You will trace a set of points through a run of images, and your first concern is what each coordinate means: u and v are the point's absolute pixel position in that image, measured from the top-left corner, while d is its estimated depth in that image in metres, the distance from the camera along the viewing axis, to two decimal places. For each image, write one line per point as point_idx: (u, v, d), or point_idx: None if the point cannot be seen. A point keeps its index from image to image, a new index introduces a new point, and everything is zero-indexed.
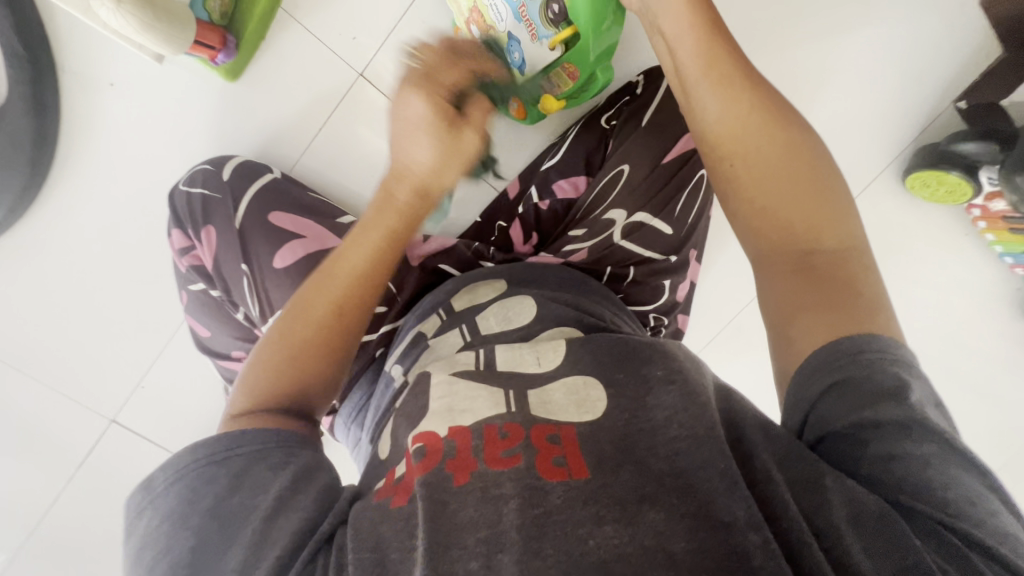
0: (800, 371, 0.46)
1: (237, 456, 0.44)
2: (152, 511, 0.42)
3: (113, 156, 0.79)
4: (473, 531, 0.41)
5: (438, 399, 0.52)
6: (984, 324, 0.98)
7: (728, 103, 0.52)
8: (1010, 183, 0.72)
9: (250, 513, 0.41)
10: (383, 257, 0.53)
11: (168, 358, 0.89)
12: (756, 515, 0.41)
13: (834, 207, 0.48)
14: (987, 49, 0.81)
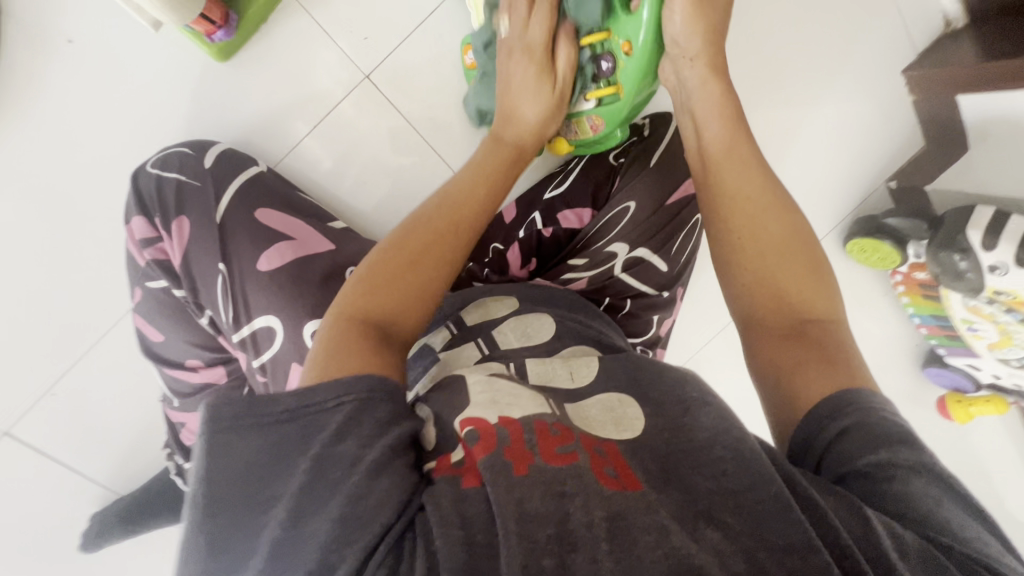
0: (812, 416, 0.43)
1: (346, 403, 0.37)
2: (243, 441, 0.35)
3: (58, 124, 0.69)
4: (544, 525, 0.34)
5: (477, 394, 0.45)
6: (890, 371, 1.16)
7: (745, 180, 0.54)
8: (936, 258, 0.87)
9: (354, 464, 0.35)
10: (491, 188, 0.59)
11: (89, 367, 0.77)
12: (813, 537, 0.34)
13: (821, 286, 0.50)
14: (913, 141, 0.98)
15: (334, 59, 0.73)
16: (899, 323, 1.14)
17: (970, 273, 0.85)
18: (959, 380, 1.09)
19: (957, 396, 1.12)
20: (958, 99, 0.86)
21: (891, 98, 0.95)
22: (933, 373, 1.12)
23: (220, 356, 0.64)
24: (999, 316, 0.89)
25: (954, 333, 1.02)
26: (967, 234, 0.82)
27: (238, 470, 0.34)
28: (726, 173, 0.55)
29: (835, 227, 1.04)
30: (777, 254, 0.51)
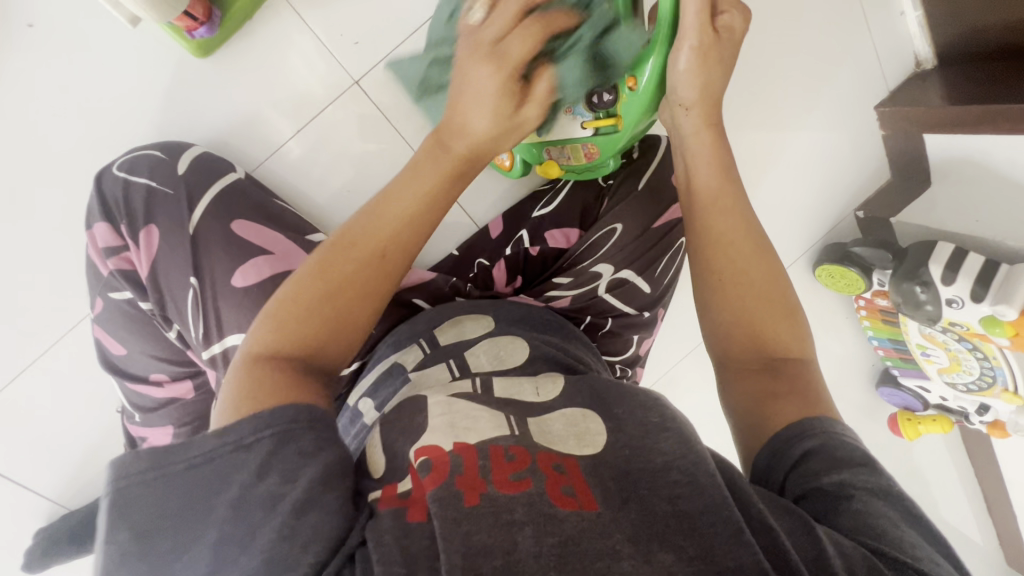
0: (778, 436, 0.46)
1: (264, 438, 0.36)
2: (161, 490, 0.34)
3: (22, 115, 0.67)
4: (489, 558, 0.34)
5: (437, 416, 0.46)
6: (851, 390, 1.20)
7: (726, 227, 0.55)
8: (898, 288, 0.90)
9: (277, 504, 0.35)
10: (438, 197, 0.50)
11: (42, 370, 0.74)
12: (761, 559, 0.36)
13: (791, 330, 0.52)
14: (881, 174, 1.02)
15: (318, 57, 0.72)
16: (859, 344, 1.18)
17: (928, 305, 0.88)
18: (910, 400, 1.14)
19: (907, 415, 1.16)
20: (926, 137, 0.92)
21: (865, 128, 0.98)
22: (886, 393, 1.17)
23: (186, 368, 0.63)
24: (952, 344, 0.93)
25: (909, 356, 1.08)
26: (929, 267, 0.86)
27: (153, 521, 0.34)
28: (711, 218, 0.55)
29: (805, 254, 1.07)
30: (747, 297, 0.53)
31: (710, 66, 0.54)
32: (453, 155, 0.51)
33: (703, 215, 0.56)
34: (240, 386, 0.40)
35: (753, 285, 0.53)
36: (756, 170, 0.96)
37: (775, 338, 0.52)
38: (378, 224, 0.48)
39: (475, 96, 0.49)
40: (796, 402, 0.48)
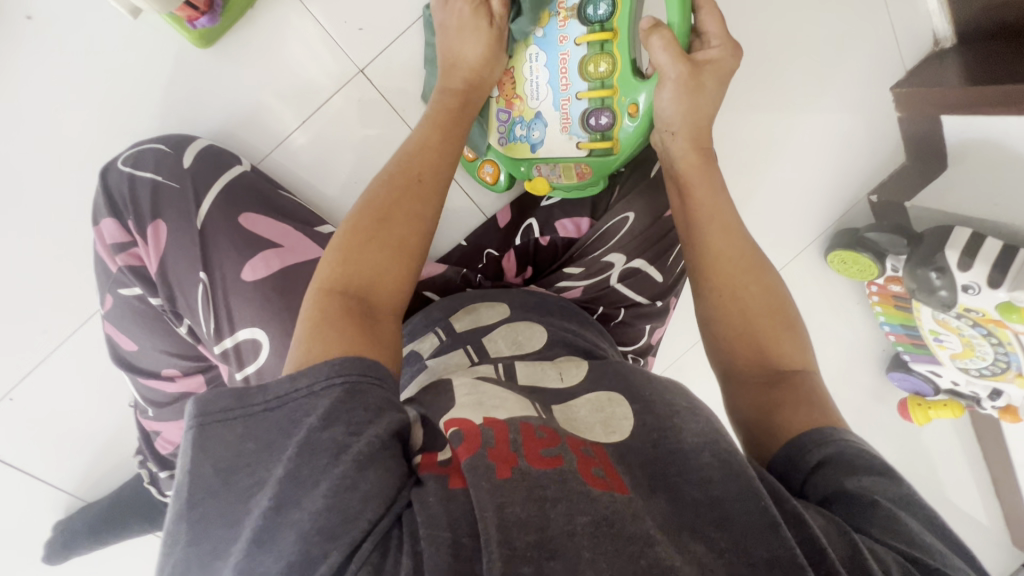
0: (800, 438, 0.46)
1: (338, 387, 0.37)
2: (238, 422, 0.36)
3: (24, 109, 0.65)
4: (523, 532, 0.33)
5: (464, 394, 0.45)
6: (860, 374, 1.20)
7: (720, 246, 0.58)
8: (913, 274, 0.88)
9: (341, 454, 0.35)
10: (444, 134, 0.58)
11: (50, 370, 0.74)
12: (798, 554, 0.34)
13: (792, 338, 0.55)
14: (896, 157, 0.99)
15: (324, 45, 0.71)
16: (869, 329, 1.17)
17: (943, 291, 0.86)
18: (920, 385, 1.12)
19: (918, 400, 1.16)
20: (943, 118, 0.88)
21: (880, 114, 0.95)
22: (896, 378, 1.15)
23: (197, 364, 0.63)
24: (966, 330, 0.92)
25: (921, 342, 1.06)
26: (944, 253, 0.84)
27: (231, 452, 0.35)
28: (703, 234, 0.59)
29: (816, 240, 1.05)
30: (747, 321, 0.55)
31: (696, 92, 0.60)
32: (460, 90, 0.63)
33: (698, 226, 0.60)
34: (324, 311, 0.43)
35: (755, 298, 0.56)
36: (764, 160, 0.96)
37: (778, 346, 0.54)
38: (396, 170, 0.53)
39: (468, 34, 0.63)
40: (799, 402, 0.50)
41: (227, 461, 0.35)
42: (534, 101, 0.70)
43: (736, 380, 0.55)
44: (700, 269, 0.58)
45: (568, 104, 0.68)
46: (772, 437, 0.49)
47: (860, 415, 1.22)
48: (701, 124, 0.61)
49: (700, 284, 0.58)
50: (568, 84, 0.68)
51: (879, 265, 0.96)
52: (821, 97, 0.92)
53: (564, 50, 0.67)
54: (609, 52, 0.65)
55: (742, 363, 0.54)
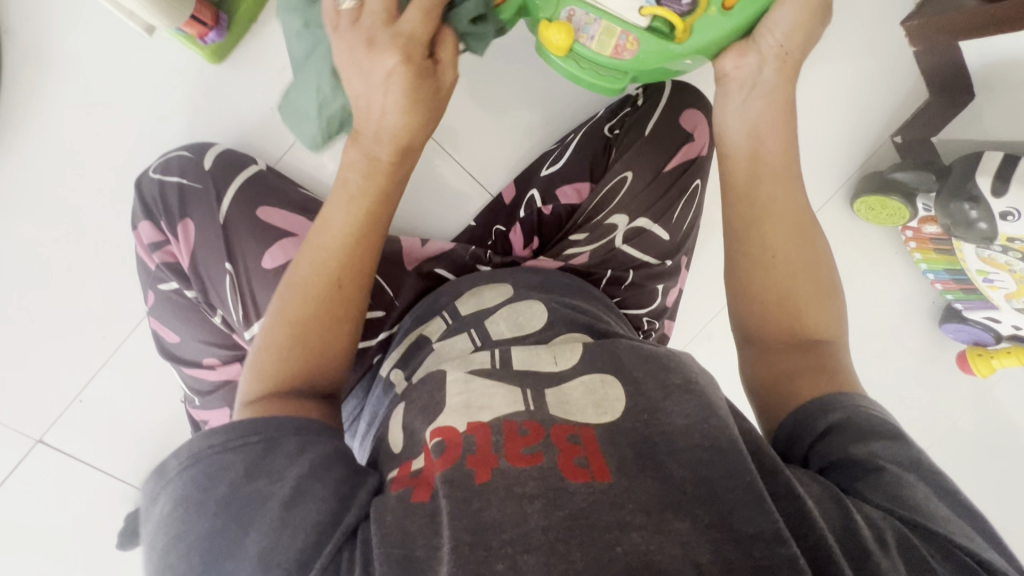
0: (813, 404, 0.49)
1: (252, 444, 0.42)
2: (167, 498, 0.41)
3: (67, 140, 0.74)
4: (498, 532, 0.38)
5: (454, 396, 0.48)
6: (907, 328, 1.14)
7: (776, 212, 0.55)
8: (945, 208, 0.83)
9: (267, 499, 0.40)
10: (372, 221, 0.53)
11: (109, 371, 0.82)
12: (781, 526, 0.38)
13: (831, 305, 0.55)
14: (918, 94, 0.96)
15: None
16: (913, 280, 1.11)
17: (981, 223, 0.80)
18: (978, 334, 1.04)
19: (978, 350, 1.08)
20: (960, 45, 0.83)
21: (886, 52, 0.94)
22: (950, 329, 1.08)
23: (234, 352, 0.68)
24: (1016, 264, 0.85)
25: (971, 287, 0.99)
26: (975, 180, 0.79)
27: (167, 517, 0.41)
28: (765, 199, 0.55)
29: (839, 190, 1.02)
30: (785, 278, 0.54)
31: (807, 28, 0.53)
32: (387, 164, 0.53)
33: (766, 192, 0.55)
34: (232, 424, 0.46)
35: (800, 262, 0.55)
36: None
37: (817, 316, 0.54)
38: (322, 256, 0.53)
39: (355, 57, 0.49)
40: (816, 367, 0.52)
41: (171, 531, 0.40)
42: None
43: (763, 347, 0.54)
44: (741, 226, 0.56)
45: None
46: (785, 404, 0.51)
47: (911, 373, 1.16)
48: (800, 50, 0.54)
49: (740, 242, 0.56)
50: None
51: (910, 207, 0.92)
52: (821, 47, 0.93)
53: None
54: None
55: (774, 326, 0.54)
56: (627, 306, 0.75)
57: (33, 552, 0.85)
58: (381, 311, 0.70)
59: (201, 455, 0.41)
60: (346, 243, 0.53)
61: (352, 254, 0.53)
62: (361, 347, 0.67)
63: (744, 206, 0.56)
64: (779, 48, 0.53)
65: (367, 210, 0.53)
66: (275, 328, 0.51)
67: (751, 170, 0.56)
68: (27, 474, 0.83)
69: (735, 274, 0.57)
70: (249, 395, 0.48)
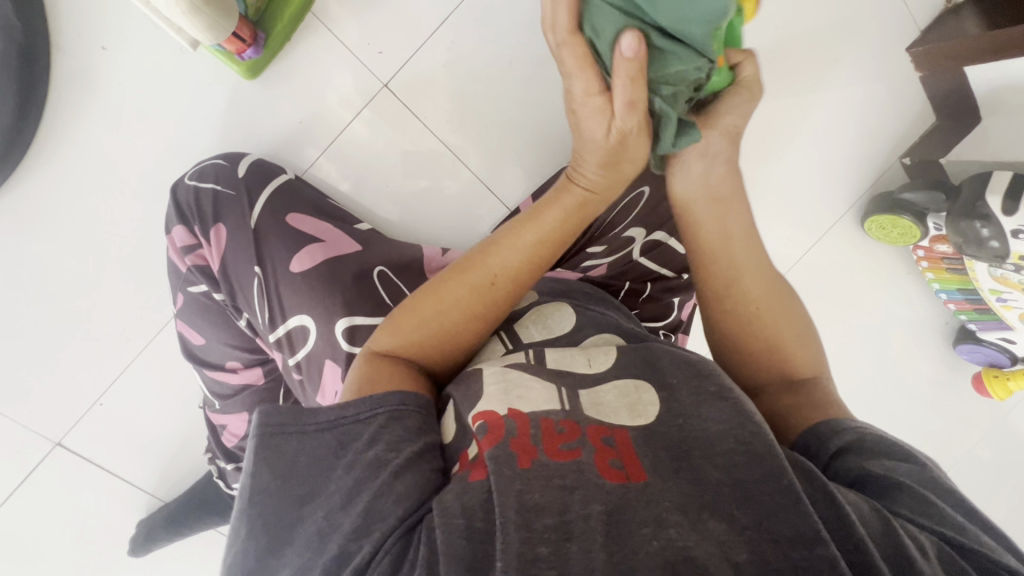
0: (820, 425, 0.50)
1: (380, 415, 0.44)
2: (298, 443, 0.41)
3: (106, 149, 0.77)
4: (541, 515, 0.37)
5: (491, 385, 0.48)
6: (920, 350, 1.13)
7: (752, 273, 0.56)
8: (954, 226, 0.85)
9: (363, 478, 0.40)
10: (530, 260, 0.51)
11: (131, 374, 0.84)
12: (820, 529, 0.37)
13: (807, 347, 0.56)
14: (925, 117, 1.00)
15: (352, 67, 0.81)
16: (925, 301, 1.11)
17: (993, 241, 0.81)
18: (995, 356, 1.04)
19: (993, 371, 1.07)
20: (966, 71, 0.86)
21: (894, 77, 0.97)
22: (966, 351, 1.07)
23: (257, 356, 0.70)
24: None
25: (985, 307, 0.99)
26: (986, 201, 0.81)
27: (264, 485, 0.40)
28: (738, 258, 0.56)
29: (850, 210, 1.04)
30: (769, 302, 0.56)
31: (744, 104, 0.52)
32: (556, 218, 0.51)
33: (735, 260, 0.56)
34: (360, 372, 0.48)
35: (772, 323, 0.56)
36: (774, 144, 0.99)
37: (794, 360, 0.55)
38: (502, 259, 0.51)
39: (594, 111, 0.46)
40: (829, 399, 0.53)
41: (296, 478, 0.40)
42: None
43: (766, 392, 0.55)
44: (716, 297, 0.56)
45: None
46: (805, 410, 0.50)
47: (925, 394, 1.15)
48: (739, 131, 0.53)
49: (716, 309, 0.57)
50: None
51: (920, 226, 0.94)
52: (832, 71, 0.96)
53: None
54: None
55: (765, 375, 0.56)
56: (645, 317, 0.75)
57: (44, 555, 0.85)
58: None
59: (309, 431, 0.42)
60: (518, 270, 0.51)
61: (524, 274, 0.51)
62: None
63: (722, 263, 0.56)
64: (729, 126, 0.52)
65: (530, 254, 0.51)
66: (436, 303, 0.51)
67: (721, 237, 0.56)
68: (42, 477, 0.83)
69: (719, 336, 0.57)
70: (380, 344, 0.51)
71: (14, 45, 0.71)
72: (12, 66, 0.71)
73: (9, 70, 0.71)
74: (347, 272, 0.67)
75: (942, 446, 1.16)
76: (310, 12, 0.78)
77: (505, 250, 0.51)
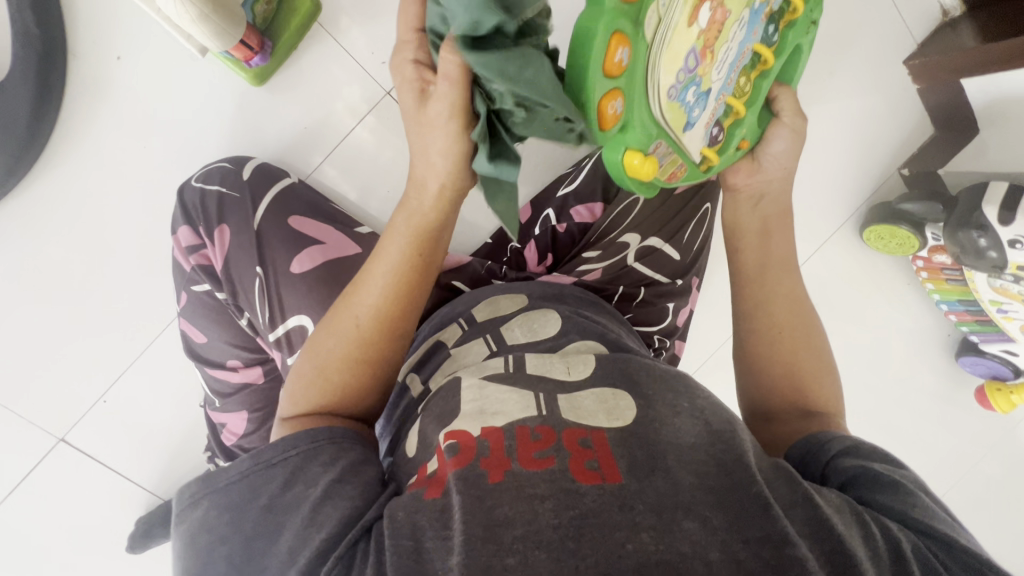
0: (820, 432, 0.52)
1: (291, 458, 0.45)
2: (207, 502, 0.44)
3: (116, 153, 0.80)
4: (510, 528, 0.38)
5: (467, 403, 0.50)
6: (922, 361, 1.12)
7: (784, 299, 0.62)
8: (953, 237, 0.85)
9: (301, 503, 0.42)
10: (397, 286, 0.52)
11: (135, 371, 0.85)
12: (789, 532, 0.39)
13: (832, 375, 0.59)
14: (923, 129, 1.00)
15: (357, 75, 0.83)
16: (927, 313, 1.10)
17: (991, 250, 0.81)
18: (997, 368, 1.03)
19: (997, 385, 1.05)
20: (962, 82, 0.88)
21: (893, 89, 0.97)
22: (968, 362, 1.06)
23: (257, 355, 0.71)
24: None
25: (987, 318, 0.98)
26: (982, 210, 0.81)
27: (209, 523, 0.43)
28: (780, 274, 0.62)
29: (849, 220, 1.04)
30: (788, 322, 0.61)
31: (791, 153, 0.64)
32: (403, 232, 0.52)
33: (771, 279, 0.62)
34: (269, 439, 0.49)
35: (805, 345, 0.60)
36: None
37: (819, 387, 0.58)
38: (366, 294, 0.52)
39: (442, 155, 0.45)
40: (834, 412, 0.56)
41: (212, 531, 0.43)
42: (718, 71, 0.54)
43: (779, 417, 0.57)
44: (752, 319, 0.62)
45: (717, 103, 0.57)
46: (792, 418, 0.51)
47: (928, 406, 1.14)
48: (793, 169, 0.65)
49: (751, 330, 0.61)
50: (729, 80, 0.57)
51: (919, 236, 0.94)
52: (831, 82, 0.97)
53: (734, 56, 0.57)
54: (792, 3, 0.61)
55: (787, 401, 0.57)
56: (640, 322, 0.75)
57: (45, 549, 0.86)
58: None
59: (244, 469, 0.45)
60: (384, 296, 0.52)
61: (396, 310, 0.52)
62: None
63: (755, 287, 0.62)
64: (779, 169, 0.65)
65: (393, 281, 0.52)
66: (317, 358, 0.52)
67: (758, 262, 0.63)
68: (46, 474, 0.84)
69: (750, 358, 0.61)
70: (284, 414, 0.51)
71: (33, 54, 0.74)
72: (30, 73, 0.74)
73: (25, 76, 0.74)
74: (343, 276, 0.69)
75: (944, 459, 1.15)
76: (317, 21, 0.81)
77: (365, 283, 0.53)
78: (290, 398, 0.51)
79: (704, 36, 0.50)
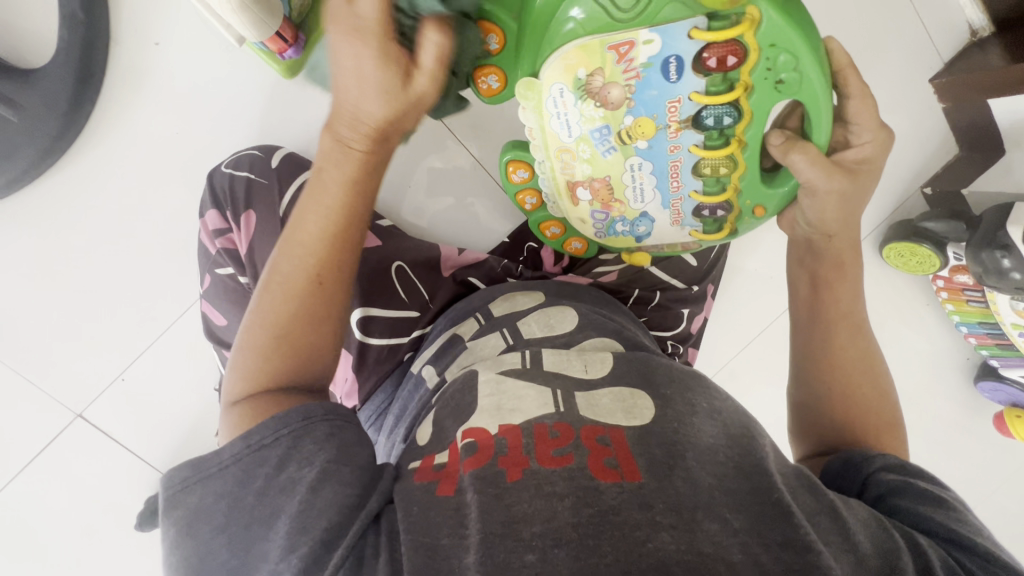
0: (851, 447, 0.53)
1: (283, 436, 0.43)
2: (202, 490, 0.42)
3: (149, 137, 0.82)
4: (529, 525, 0.39)
5: (485, 397, 0.50)
6: (939, 385, 1.10)
7: (850, 330, 0.61)
8: (976, 256, 0.84)
9: (297, 484, 0.41)
10: (342, 221, 0.50)
11: (154, 352, 0.87)
12: (813, 540, 0.39)
13: (885, 400, 0.59)
14: (947, 150, 0.99)
15: None
16: (946, 336, 1.09)
17: (1014, 272, 0.80)
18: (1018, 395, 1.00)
19: (1016, 413, 1.01)
20: (988, 102, 0.88)
21: (920, 106, 0.97)
22: (987, 388, 1.05)
23: None
24: None
25: (1007, 342, 0.96)
26: (1007, 230, 0.80)
27: (201, 510, 0.41)
28: (840, 279, 0.61)
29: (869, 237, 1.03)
30: (834, 340, 0.61)
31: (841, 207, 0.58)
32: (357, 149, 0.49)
33: (837, 304, 0.61)
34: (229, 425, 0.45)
35: (856, 368, 0.60)
36: None
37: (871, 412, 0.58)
38: (306, 242, 0.50)
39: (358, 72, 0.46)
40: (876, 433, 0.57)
41: (209, 520, 0.41)
42: (635, 204, 0.66)
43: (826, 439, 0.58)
44: (811, 338, 0.62)
45: (678, 203, 0.64)
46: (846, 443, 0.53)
47: (945, 431, 1.12)
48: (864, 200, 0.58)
49: (810, 353, 0.61)
50: (679, 184, 0.62)
51: (940, 255, 0.93)
52: None
53: (677, 156, 0.59)
54: (736, 79, 0.51)
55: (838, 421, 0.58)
56: (654, 327, 0.77)
57: (54, 523, 0.87)
58: (416, 310, 0.73)
59: (233, 452, 0.42)
60: (328, 227, 0.50)
61: (338, 249, 0.50)
62: (394, 344, 0.70)
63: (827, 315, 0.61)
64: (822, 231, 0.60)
65: (339, 216, 0.50)
66: (264, 319, 0.49)
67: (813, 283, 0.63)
68: (62, 448, 0.86)
69: (802, 379, 0.62)
70: (235, 393, 0.47)
71: (78, 38, 0.77)
72: (73, 56, 0.77)
73: (67, 56, 0.77)
74: (367, 277, 0.72)
75: (960, 487, 1.12)
76: None
77: (302, 227, 0.50)
78: (242, 375, 0.48)
79: (598, 198, 0.66)
